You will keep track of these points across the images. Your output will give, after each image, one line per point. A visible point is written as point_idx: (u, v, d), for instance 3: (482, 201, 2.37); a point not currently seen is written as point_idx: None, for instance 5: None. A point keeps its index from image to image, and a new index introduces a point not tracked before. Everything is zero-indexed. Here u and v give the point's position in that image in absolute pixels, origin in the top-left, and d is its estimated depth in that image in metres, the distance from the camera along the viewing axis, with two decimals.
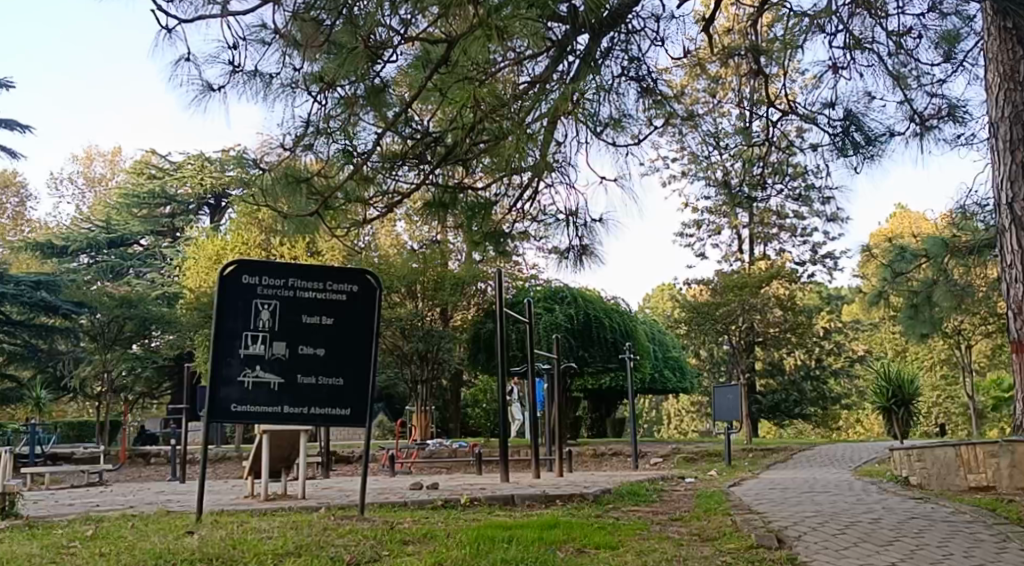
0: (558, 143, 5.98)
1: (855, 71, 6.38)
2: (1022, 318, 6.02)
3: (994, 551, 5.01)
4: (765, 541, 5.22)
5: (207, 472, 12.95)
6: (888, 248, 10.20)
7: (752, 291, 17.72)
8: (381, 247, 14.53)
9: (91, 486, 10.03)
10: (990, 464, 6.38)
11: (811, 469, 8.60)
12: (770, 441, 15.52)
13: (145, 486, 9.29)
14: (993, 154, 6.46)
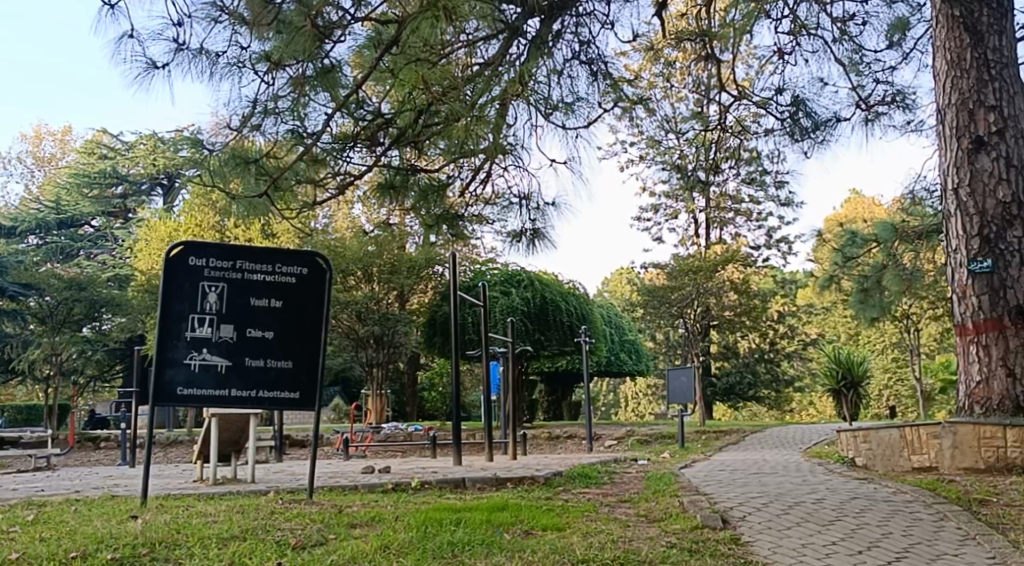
0: (510, 126, 5.98)
1: (799, 56, 6.22)
2: (965, 301, 6.23)
3: (932, 530, 5.34)
4: (709, 521, 5.58)
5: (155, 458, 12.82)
6: (840, 232, 10.15)
7: (706, 276, 17.60)
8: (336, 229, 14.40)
9: (25, 472, 9.83)
10: (933, 446, 6.35)
11: (761, 451, 8.54)
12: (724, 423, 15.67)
13: (82, 472, 9.13)
14: (941, 141, 6.52)
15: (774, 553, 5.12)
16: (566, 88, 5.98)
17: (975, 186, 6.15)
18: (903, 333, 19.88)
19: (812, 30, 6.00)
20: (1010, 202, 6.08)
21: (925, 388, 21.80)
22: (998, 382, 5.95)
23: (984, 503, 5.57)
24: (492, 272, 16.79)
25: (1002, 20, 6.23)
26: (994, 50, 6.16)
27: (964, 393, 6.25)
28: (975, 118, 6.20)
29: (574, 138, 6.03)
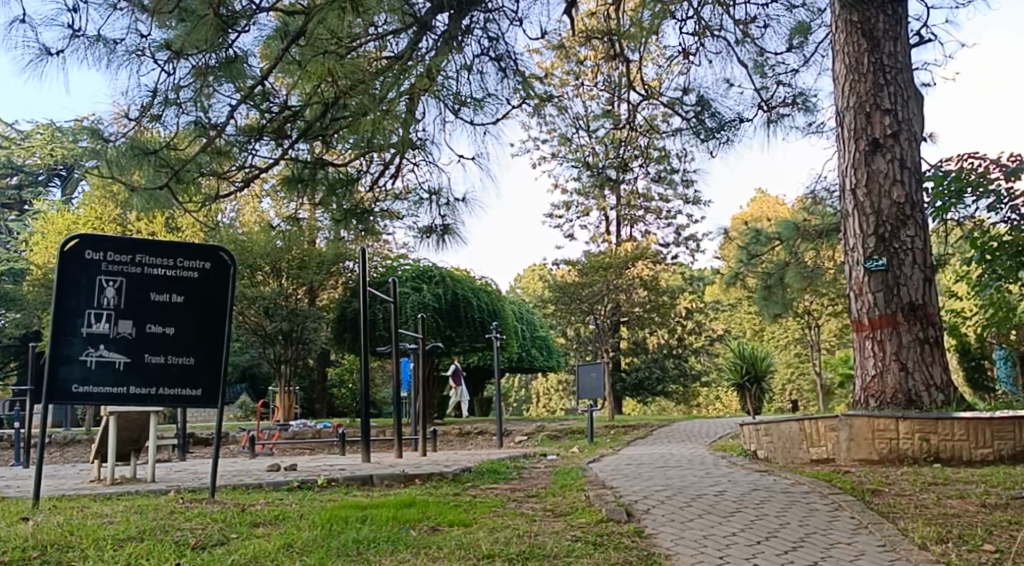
0: (419, 121, 5.93)
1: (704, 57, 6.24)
2: (861, 298, 6.51)
3: (826, 519, 5.53)
4: (615, 515, 5.69)
5: (50, 460, 12.28)
6: (745, 230, 10.59)
7: (615, 272, 18.21)
8: (245, 224, 14.04)
9: None
10: (830, 438, 6.42)
11: (667, 445, 8.59)
12: (633, 418, 15.86)
13: None
14: (840, 142, 6.79)
15: (675, 545, 5.24)
16: (476, 84, 5.96)
17: (872, 187, 6.48)
18: (805, 330, 20.46)
19: (715, 31, 5.97)
20: (903, 202, 6.41)
21: (826, 384, 22.59)
22: (891, 376, 6.25)
23: (877, 493, 5.78)
24: (403, 268, 16.34)
25: (897, 26, 6.49)
26: (889, 55, 6.41)
27: (860, 387, 6.54)
28: (872, 120, 6.49)
29: (482, 134, 6.04)
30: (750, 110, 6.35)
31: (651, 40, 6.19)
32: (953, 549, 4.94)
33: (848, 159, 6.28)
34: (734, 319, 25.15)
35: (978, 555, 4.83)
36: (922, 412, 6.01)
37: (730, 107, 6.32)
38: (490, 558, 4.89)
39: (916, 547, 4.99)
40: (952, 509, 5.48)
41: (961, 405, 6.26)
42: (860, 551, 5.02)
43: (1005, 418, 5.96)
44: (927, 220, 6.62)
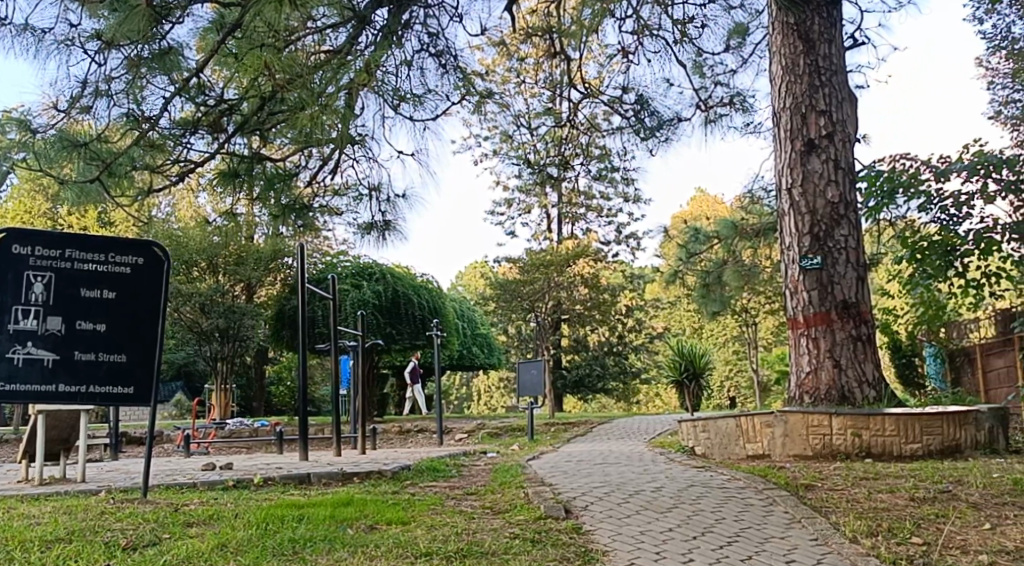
0: (358, 116, 5.78)
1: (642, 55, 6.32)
2: (796, 296, 6.68)
3: (761, 514, 5.60)
4: (553, 511, 5.71)
5: None
6: (684, 229, 10.80)
7: (557, 269, 18.05)
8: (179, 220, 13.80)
9: None
10: (765, 434, 6.50)
11: (607, 441, 8.59)
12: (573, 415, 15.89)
13: None
14: (777, 142, 6.97)
15: (613, 541, 5.27)
16: (416, 80, 5.90)
17: (807, 187, 6.68)
18: (743, 328, 20.68)
19: (653, 31, 6.10)
20: (837, 202, 6.61)
21: (762, 380, 22.87)
22: (825, 372, 6.41)
23: (810, 488, 5.87)
24: (343, 264, 15.98)
25: (831, 28, 6.70)
26: (824, 58, 6.62)
27: (796, 384, 6.66)
28: (807, 121, 6.69)
29: (422, 130, 5.98)
30: (688, 109, 6.39)
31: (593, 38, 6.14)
32: (883, 542, 5.02)
33: (783, 159, 6.49)
34: (674, 317, 25.14)
35: (907, 547, 4.91)
36: (854, 408, 6.13)
37: (667, 106, 6.38)
38: (427, 556, 4.88)
39: (847, 540, 5.08)
40: (882, 503, 5.58)
41: (893, 401, 6.41)
42: (792, 545, 5.10)
43: (934, 414, 6.09)
44: (860, 219, 6.84)
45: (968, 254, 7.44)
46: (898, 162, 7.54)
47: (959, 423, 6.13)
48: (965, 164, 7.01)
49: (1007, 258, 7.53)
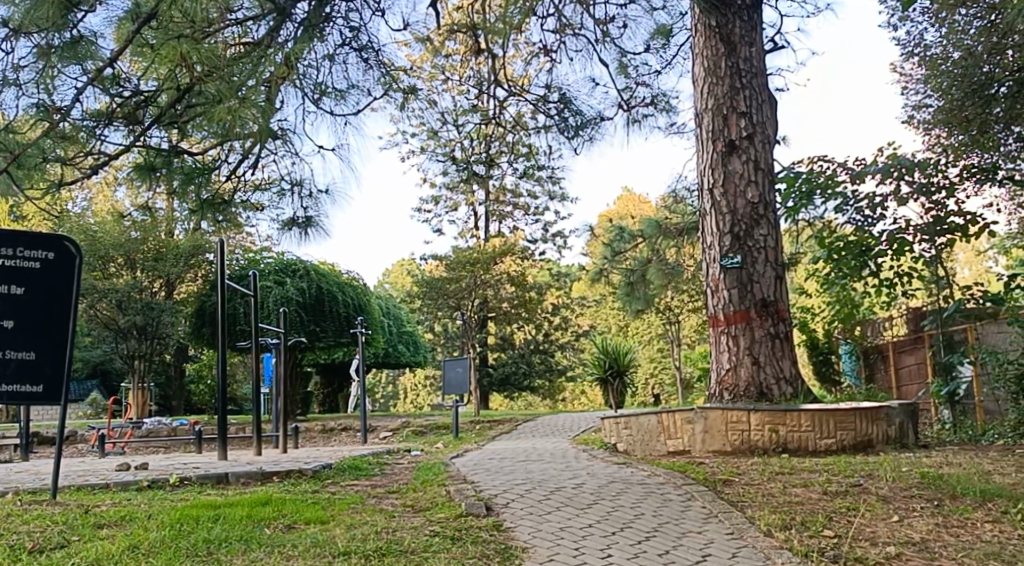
0: (278, 110, 5.64)
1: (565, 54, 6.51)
2: (717, 295, 6.81)
3: (680, 509, 5.67)
4: (474, 509, 5.72)
5: None
6: (609, 228, 11.08)
7: (483, 268, 17.40)
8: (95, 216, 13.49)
9: None
10: (686, 430, 6.64)
11: (532, 438, 8.57)
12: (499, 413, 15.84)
13: None
14: (700, 143, 7.13)
15: (532, 537, 5.27)
16: (338, 74, 5.91)
17: (728, 187, 6.84)
18: (666, 327, 20.71)
19: (576, 29, 6.27)
20: (756, 202, 6.80)
21: (684, 377, 23.02)
22: (744, 369, 6.57)
23: (728, 483, 5.98)
24: (265, 260, 15.41)
25: (751, 32, 6.92)
26: (744, 60, 6.84)
27: (715, 381, 6.81)
28: (729, 122, 6.89)
29: (344, 125, 5.99)
30: (610, 109, 6.51)
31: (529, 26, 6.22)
32: (796, 535, 5.13)
33: (703, 159, 6.69)
34: (601, 315, 25.02)
35: (818, 539, 5.02)
36: (771, 404, 6.26)
37: (590, 104, 6.42)
38: (345, 556, 4.82)
39: (762, 534, 5.17)
40: (797, 497, 5.71)
41: (810, 397, 6.57)
42: (709, 539, 5.18)
43: (848, 410, 6.25)
44: (779, 220, 7.04)
45: (882, 254, 8.10)
46: (815, 164, 8.05)
47: (871, 418, 6.31)
48: (880, 165, 7.73)
49: (917, 258, 8.27)
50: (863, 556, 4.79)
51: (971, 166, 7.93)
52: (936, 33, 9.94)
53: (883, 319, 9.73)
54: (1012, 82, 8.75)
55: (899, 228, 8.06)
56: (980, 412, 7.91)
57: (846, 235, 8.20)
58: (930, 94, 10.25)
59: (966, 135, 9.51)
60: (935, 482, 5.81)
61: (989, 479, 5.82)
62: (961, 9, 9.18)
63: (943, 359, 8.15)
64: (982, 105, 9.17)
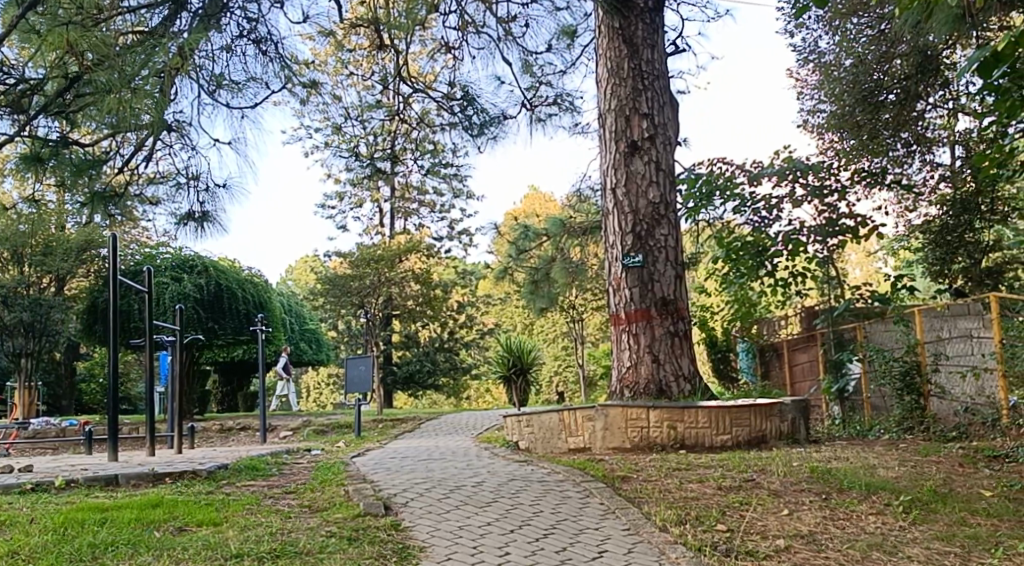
0: (172, 102, 5.57)
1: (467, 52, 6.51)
2: (618, 294, 7.00)
3: (578, 506, 5.72)
4: (372, 509, 5.68)
5: None
6: (513, 227, 11.21)
7: (388, 265, 17.41)
8: None
9: None
10: (586, 428, 6.79)
11: (437, 437, 8.54)
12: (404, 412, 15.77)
13: None
14: (604, 143, 7.26)
15: (430, 536, 5.22)
16: (236, 67, 5.84)
17: (630, 187, 7.02)
18: (569, 325, 20.73)
19: (477, 26, 6.28)
20: (658, 202, 6.99)
21: (587, 375, 23.33)
22: (644, 366, 6.75)
23: (625, 480, 6.08)
24: (162, 256, 15.06)
25: (653, 34, 7.17)
26: (647, 62, 7.01)
27: (617, 379, 6.95)
28: (632, 123, 7.03)
29: (240, 118, 5.90)
30: (512, 107, 6.64)
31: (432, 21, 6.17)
32: (690, 529, 5.21)
33: (606, 158, 6.85)
34: (505, 313, 25.02)
35: (712, 534, 5.12)
36: (669, 402, 6.41)
37: (493, 103, 6.55)
38: (238, 558, 4.71)
39: (657, 529, 5.24)
40: (692, 492, 5.81)
41: (708, 394, 6.79)
42: (606, 535, 5.23)
43: (743, 406, 6.41)
44: (679, 219, 7.26)
45: (777, 254, 8.65)
46: (716, 167, 8.94)
47: (765, 415, 6.49)
48: (776, 169, 8.53)
49: (811, 259, 8.71)
50: (754, 549, 4.90)
51: (862, 171, 8.51)
52: (830, 40, 10.17)
53: (778, 318, 10.03)
54: (901, 90, 9.38)
55: (794, 229, 8.61)
56: (869, 408, 8.20)
57: (744, 235, 8.79)
58: (823, 101, 10.39)
59: (856, 139, 9.88)
60: (825, 476, 5.98)
61: (874, 473, 6.03)
62: (853, 18, 9.48)
63: (834, 357, 8.38)
64: (870, 111, 9.61)
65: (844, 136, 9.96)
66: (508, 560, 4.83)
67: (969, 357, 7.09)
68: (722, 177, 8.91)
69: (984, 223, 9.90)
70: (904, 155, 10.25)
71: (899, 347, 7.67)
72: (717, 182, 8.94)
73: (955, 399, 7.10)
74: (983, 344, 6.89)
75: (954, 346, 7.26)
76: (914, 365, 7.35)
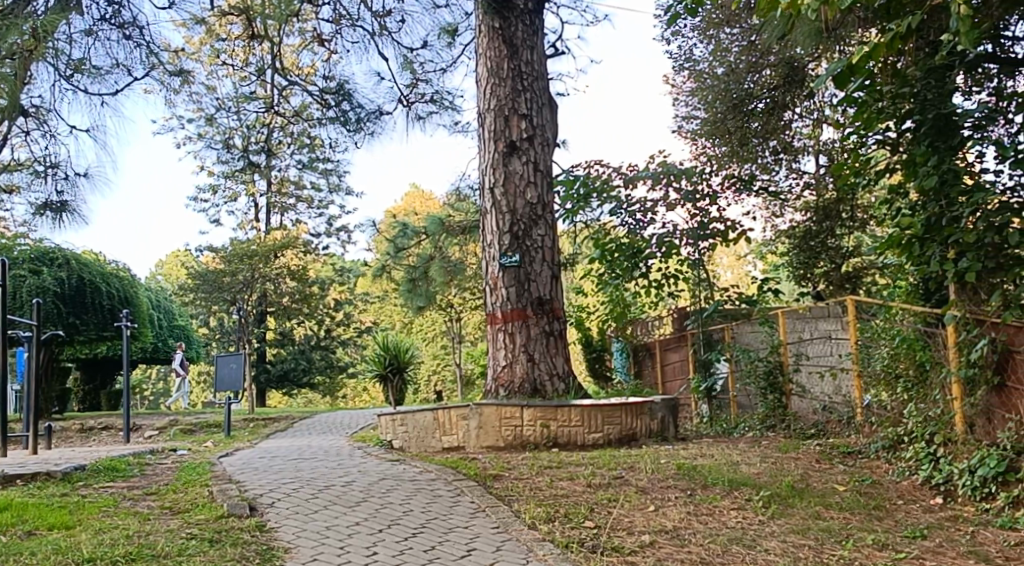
0: (28, 86, 5.34)
1: (341, 45, 6.93)
2: (496, 293, 7.25)
3: (448, 505, 5.71)
4: (236, 509, 5.52)
5: None
6: (392, 225, 11.91)
7: (261, 261, 16.75)
8: None
9: None
10: (460, 426, 6.80)
11: (308, 436, 8.41)
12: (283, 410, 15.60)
13: None
14: (482, 142, 7.56)
15: (296, 537, 5.08)
16: (101, 52, 5.61)
17: (508, 187, 7.32)
18: (447, 322, 20.82)
19: (353, 20, 6.82)
20: (535, 202, 7.33)
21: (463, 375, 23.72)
22: (519, 366, 7.06)
23: (497, 478, 6.13)
24: (19, 247, 14.19)
25: (533, 36, 7.55)
26: (526, 63, 7.42)
27: (492, 378, 7.19)
28: (510, 123, 7.39)
29: (100, 105, 5.65)
30: (388, 104, 7.13)
31: (310, 14, 6.65)
32: (558, 526, 5.25)
33: (481, 157, 7.18)
34: (384, 311, 25.00)
35: (579, 530, 5.16)
36: (543, 400, 6.60)
37: (369, 98, 7.00)
38: (89, 562, 4.46)
39: (526, 527, 5.26)
40: (562, 490, 5.87)
41: (580, 392, 7.19)
42: (475, 533, 5.20)
43: (615, 405, 6.66)
44: (556, 220, 7.62)
45: (651, 256, 9.11)
46: (594, 169, 9.55)
47: (635, 414, 6.78)
48: (652, 172, 9.04)
49: (684, 261, 9.22)
50: (620, 544, 4.95)
51: (733, 176, 9.04)
52: (705, 49, 10.25)
53: (653, 318, 10.39)
54: (769, 99, 9.73)
55: (668, 232, 9.03)
56: (735, 407, 8.47)
57: (620, 236, 9.38)
58: (698, 108, 10.63)
59: (727, 146, 10.21)
60: (690, 473, 6.16)
61: (736, 468, 6.24)
62: (726, 27, 9.70)
63: (703, 356, 8.92)
64: (741, 119, 9.97)
65: (715, 141, 10.30)
66: (374, 560, 4.73)
67: (828, 357, 7.45)
68: (599, 179, 9.48)
69: (844, 230, 10.44)
70: (772, 162, 10.52)
71: (764, 348, 8.13)
72: (595, 185, 9.50)
73: (814, 397, 7.48)
74: (840, 345, 7.27)
75: (814, 347, 7.65)
76: (777, 364, 7.85)
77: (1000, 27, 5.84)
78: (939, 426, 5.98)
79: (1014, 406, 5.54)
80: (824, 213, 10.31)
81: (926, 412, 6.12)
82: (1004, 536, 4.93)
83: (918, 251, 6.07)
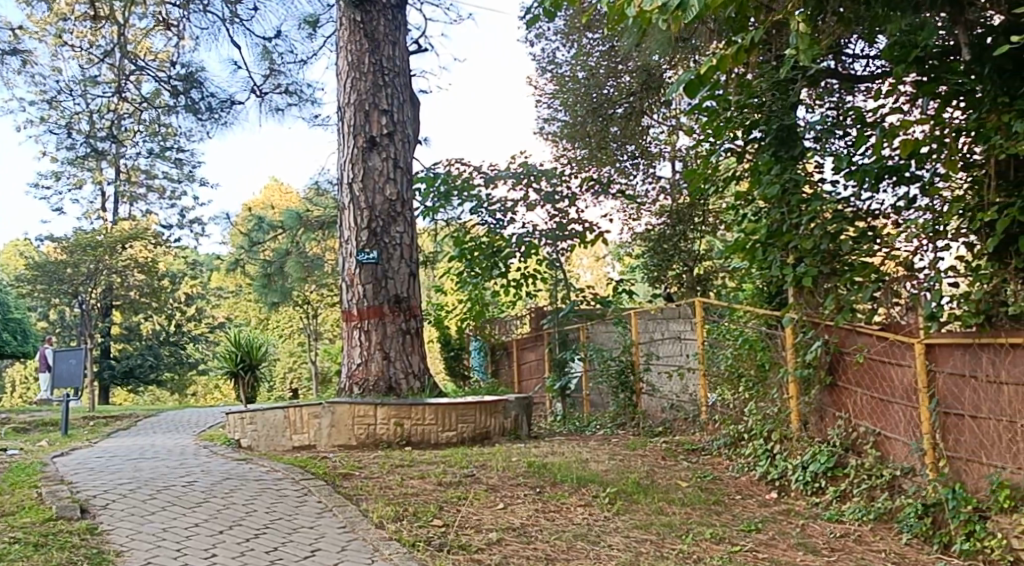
0: None
1: (190, 30, 7.38)
2: (352, 289, 7.35)
3: (294, 504, 5.61)
4: (66, 513, 5.23)
5: None
6: (249, 218, 11.99)
7: (108, 252, 16.25)
8: None
9: None
10: (312, 425, 6.82)
11: (152, 435, 8.24)
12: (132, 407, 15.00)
13: None
14: (340, 136, 7.60)
15: (130, 540, 4.81)
16: None
17: (367, 183, 7.38)
18: (304, 320, 20.62)
19: (203, 6, 7.19)
20: (393, 199, 7.44)
21: (320, 371, 23.52)
22: (373, 363, 7.21)
23: (346, 477, 6.10)
24: None
25: (394, 31, 7.62)
26: (387, 58, 7.48)
27: (347, 376, 7.31)
28: (370, 118, 7.44)
29: None
30: (241, 93, 7.66)
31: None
32: (405, 525, 5.21)
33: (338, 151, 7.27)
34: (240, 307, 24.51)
35: (426, 529, 5.13)
36: (398, 399, 6.70)
37: (222, 87, 7.52)
38: None
39: (373, 526, 5.20)
40: (412, 488, 5.87)
41: (434, 390, 7.34)
42: (320, 533, 5.08)
43: (469, 404, 6.85)
44: (415, 217, 7.74)
45: (512, 255, 9.33)
46: (454, 167, 9.61)
47: (490, 413, 6.98)
48: (512, 173, 9.24)
49: (542, 260, 9.43)
50: (466, 542, 4.90)
51: (589, 179, 9.65)
52: (566, 53, 10.91)
53: (512, 317, 10.68)
54: (628, 105, 10.09)
55: (529, 232, 9.29)
56: (587, 405, 8.70)
57: (479, 235, 9.48)
58: (559, 110, 10.95)
59: (586, 148, 10.65)
60: (540, 470, 6.25)
61: (585, 465, 6.41)
62: (589, 33, 10.21)
63: (559, 355, 9.17)
64: (600, 123, 10.37)
65: (575, 144, 10.70)
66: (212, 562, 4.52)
67: (677, 356, 7.66)
68: (460, 177, 9.56)
69: (696, 234, 10.85)
70: (631, 167, 11.05)
71: (616, 347, 8.39)
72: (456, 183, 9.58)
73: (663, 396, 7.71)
74: (688, 345, 7.47)
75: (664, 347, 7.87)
76: (628, 364, 8.07)
77: (840, 45, 6.10)
78: (777, 424, 6.26)
79: (843, 404, 5.83)
80: (678, 217, 10.75)
81: (765, 410, 6.42)
82: (831, 529, 5.17)
83: (761, 256, 6.23)
